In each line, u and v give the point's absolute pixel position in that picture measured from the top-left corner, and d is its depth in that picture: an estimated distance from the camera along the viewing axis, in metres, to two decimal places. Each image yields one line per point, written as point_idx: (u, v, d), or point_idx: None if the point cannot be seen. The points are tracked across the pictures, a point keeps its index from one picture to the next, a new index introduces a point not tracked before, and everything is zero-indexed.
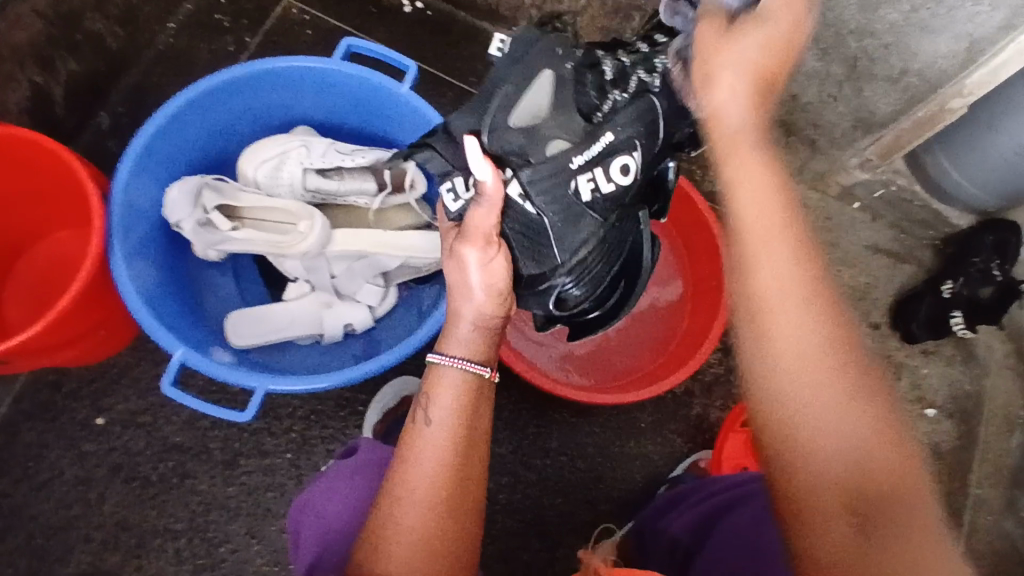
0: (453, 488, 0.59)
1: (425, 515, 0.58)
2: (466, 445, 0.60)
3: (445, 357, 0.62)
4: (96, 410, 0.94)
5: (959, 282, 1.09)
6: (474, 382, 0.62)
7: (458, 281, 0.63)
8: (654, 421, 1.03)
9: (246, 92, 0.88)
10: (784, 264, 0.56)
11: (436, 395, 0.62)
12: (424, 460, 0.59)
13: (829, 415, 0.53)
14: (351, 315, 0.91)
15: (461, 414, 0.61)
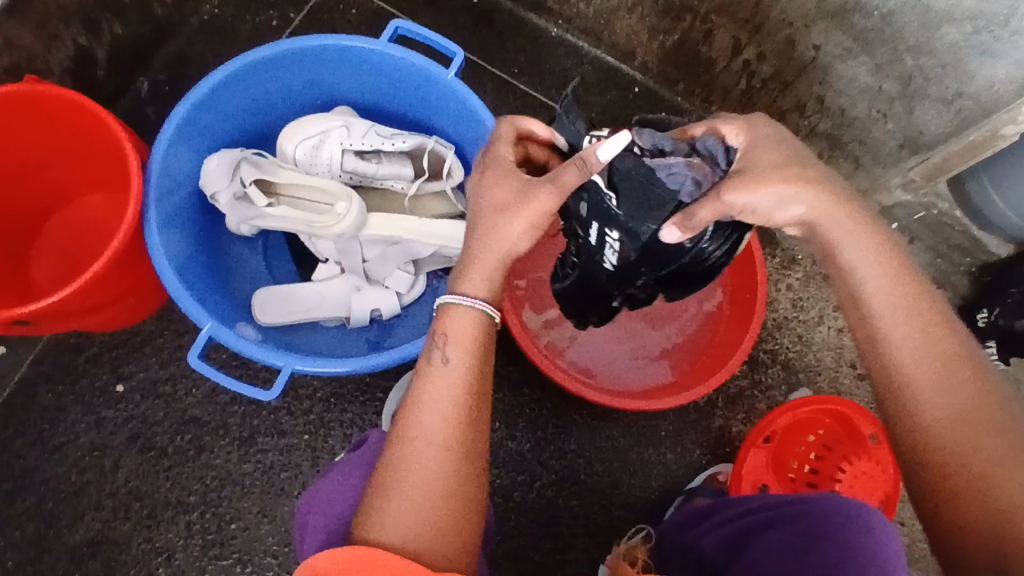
0: (468, 430, 0.58)
1: (443, 454, 0.56)
2: (477, 389, 0.59)
3: (463, 297, 0.61)
4: (116, 377, 0.94)
5: (995, 311, 1.06)
6: (485, 325, 0.62)
7: (494, 212, 0.62)
8: (675, 430, 1.02)
9: (292, 68, 0.87)
10: (880, 293, 0.59)
11: (450, 334, 0.61)
12: (436, 398, 0.58)
13: (959, 424, 0.54)
14: (379, 300, 0.90)
15: (473, 355, 0.60)
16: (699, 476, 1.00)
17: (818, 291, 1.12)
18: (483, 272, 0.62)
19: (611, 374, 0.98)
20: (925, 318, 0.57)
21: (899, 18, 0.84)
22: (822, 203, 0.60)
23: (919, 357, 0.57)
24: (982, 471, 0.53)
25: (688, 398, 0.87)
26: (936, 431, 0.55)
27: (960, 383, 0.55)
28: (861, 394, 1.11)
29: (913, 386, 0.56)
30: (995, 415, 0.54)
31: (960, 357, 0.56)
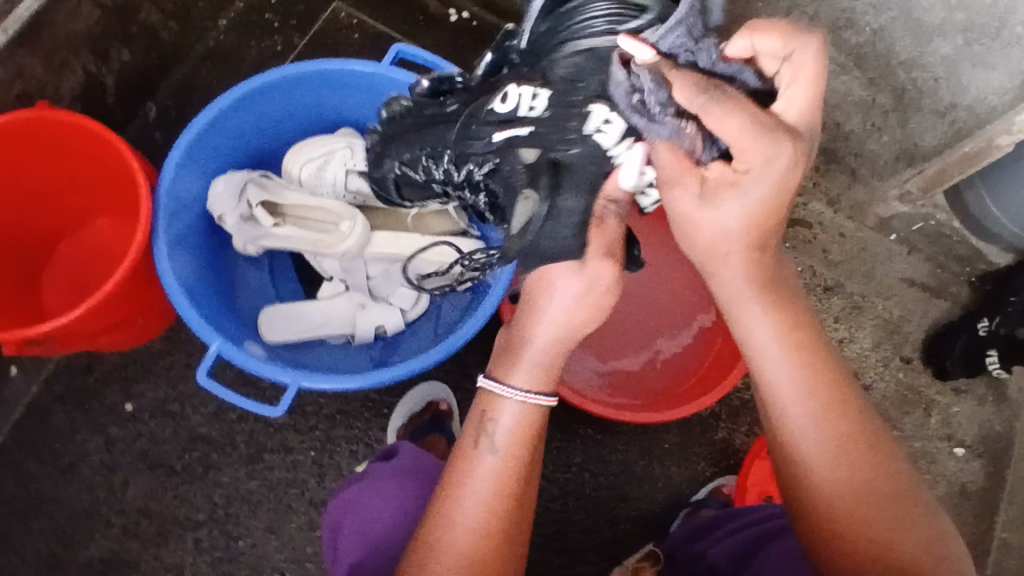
0: (510, 519, 0.59)
1: (480, 543, 0.57)
2: (521, 477, 0.60)
3: (509, 387, 0.61)
4: (126, 397, 0.95)
5: (996, 320, 1.05)
6: (536, 414, 0.61)
7: (555, 306, 0.61)
8: (678, 443, 1.02)
9: (296, 91, 0.89)
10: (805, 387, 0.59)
11: (496, 422, 0.61)
12: (478, 489, 0.58)
13: (837, 487, 0.57)
14: (383, 317, 0.91)
15: (519, 447, 0.60)
16: (704, 488, 1.00)
17: (818, 303, 1.14)
18: (531, 365, 0.61)
19: (744, 316, 0.61)
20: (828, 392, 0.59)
21: (890, 33, 0.85)
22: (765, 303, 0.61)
23: (817, 425, 0.58)
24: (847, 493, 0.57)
25: (691, 410, 0.89)
26: (825, 481, 0.58)
27: (837, 443, 0.58)
28: None
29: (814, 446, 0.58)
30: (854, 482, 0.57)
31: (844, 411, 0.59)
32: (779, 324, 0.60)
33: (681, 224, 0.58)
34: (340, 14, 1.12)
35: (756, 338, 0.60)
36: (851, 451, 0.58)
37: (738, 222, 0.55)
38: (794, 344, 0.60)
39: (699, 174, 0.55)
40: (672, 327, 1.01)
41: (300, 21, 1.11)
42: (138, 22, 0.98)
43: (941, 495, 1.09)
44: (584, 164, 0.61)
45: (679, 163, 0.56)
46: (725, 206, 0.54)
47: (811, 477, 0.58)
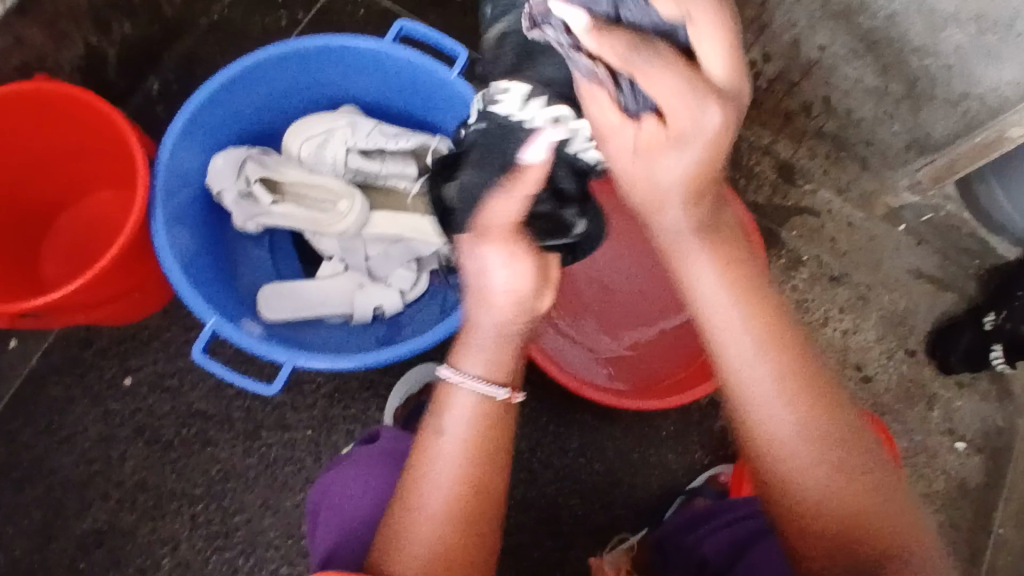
0: (475, 505, 0.58)
1: (442, 526, 0.57)
2: (482, 461, 0.59)
3: (463, 377, 0.59)
4: (124, 370, 0.95)
5: (1002, 315, 1.03)
6: (490, 405, 0.60)
7: (475, 280, 0.57)
8: (676, 431, 1.02)
9: (297, 67, 0.88)
10: (743, 313, 0.57)
11: (449, 407, 0.60)
12: (438, 476, 0.58)
13: (787, 431, 0.57)
14: (382, 298, 0.90)
15: (478, 432, 0.59)
16: (701, 476, 0.99)
17: (823, 293, 1.13)
18: (485, 353, 0.60)
19: (689, 270, 0.58)
20: (769, 333, 0.57)
21: (903, 19, 0.83)
22: (686, 233, 0.57)
23: (745, 372, 0.57)
24: (805, 445, 0.57)
25: (685, 397, 0.89)
26: (775, 439, 0.57)
27: (783, 387, 0.57)
28: (866, 396, 1.10)
29: (746, 390, 0.58)
30: (807, 423, 0.57)
31: (777, 355, 0.57)
32: (731, 286, 0.58)
33: (619, 175, 0.56)
34: None
35: (706, 312, 0.58)
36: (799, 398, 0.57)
37: (673, 180, 0.53)
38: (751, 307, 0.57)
39: (636, 126, 0.53)
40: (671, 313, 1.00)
41: None
42: None
43: (940, 489, 1.08)
44: (490, 138, 0.60)
45: (610, 119, 0.54)
46: (666, 163, 0.52)
47: (750, 410, 0.58)
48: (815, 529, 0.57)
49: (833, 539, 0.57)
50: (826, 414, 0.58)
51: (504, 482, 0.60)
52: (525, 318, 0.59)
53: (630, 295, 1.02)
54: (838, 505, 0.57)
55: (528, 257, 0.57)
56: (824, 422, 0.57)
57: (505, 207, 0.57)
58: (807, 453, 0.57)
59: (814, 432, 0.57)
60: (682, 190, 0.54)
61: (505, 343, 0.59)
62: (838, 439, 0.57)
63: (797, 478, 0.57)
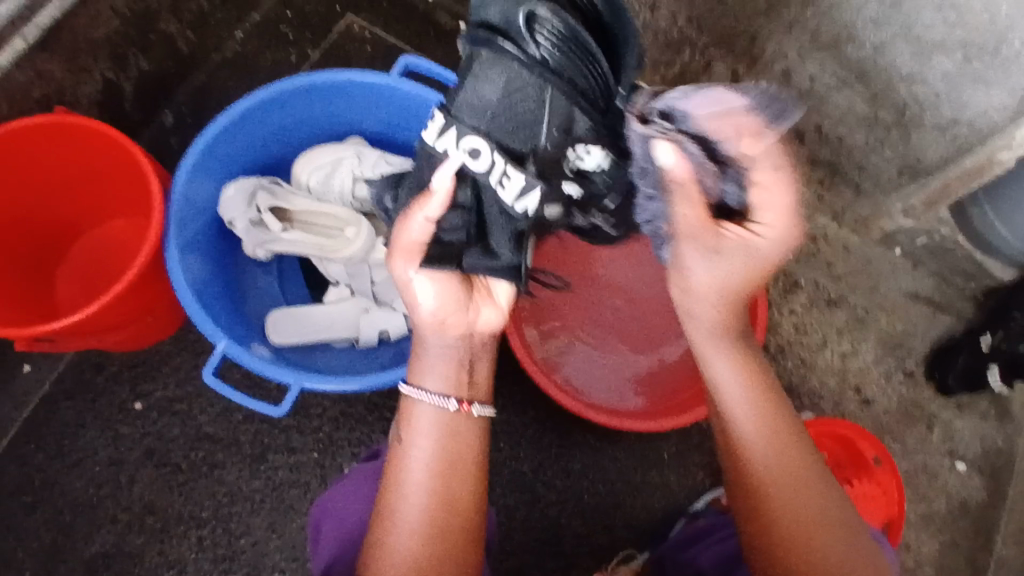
0: (444, 516, 0.61)
1: (416, 539, 0.60)
2: (448, 473, 0.62)
3: (420, 391, 0.64)
4: (135, 395, 0.98)
5: (998, 335, 1.04)
6: (447, 416, 0.64)
7: (410, 299, 0.65)
8: (677, 453, 1.03)
9: (306, 100, 0.92)
10: (746, 384, 0.67)
11: (414, 425, 0.64)
12: (409, 490, 0.61)
13: (777, 489, 0.64)
14: (386, 322, 0.93)
15: (441, 445, 0.63)
16: (702, 498, 1.00)
17: (821, 315, 1.14)
18: (437, 368, 0.65)
19: (707, 355, 0.69)
20: (766, 410, 0.66)
21: (890, 48, 0.86)
22: (704, 326, 0.68)
23: (745, 436, 0.66)
24: (792, 504, 0.63)
25: (684, 421, 0.88)
26: (770, 496, 0.64)
27: (778, 451, 0.65)
28: (866, 418, 1.11)
29: (744, 451, 0.66)
30: (795, 487, 0.64)
31: (777, 427, 0.66)
32: (734, 348, 0.68)
33: (677, 268, 0.68)
34: (354, 26, 1.15)
35: (717, 386, 0.68)
36: (792, 462, 0.64)
37: (712, 272, 0.65)
38: (746, 363, 0.68)
39: (716, 231, 0.63)
40: (672, 336, 1.02)
41: (315, 32, 1.14)
42: (157, 32, 1.01)
43: (942, 511, 1.08)
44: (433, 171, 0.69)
45: (700, 223, 0.64)
46: (703, 268, 0.65)
47: (749, 471, 0.65)
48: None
49: None
50: (817, 483, 0.64)
51: (477, 493, 0.63)
52: (464, 335, 0.66)
53: (631, 319, 1.04)
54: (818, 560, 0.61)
55: (446, 273, 0.65)
56: (813, 489, 0.64)
57: (415, 229, 0.64)
58: (795, 513, 0.63)
59: (802, 493, 0.64)
60: (714, 281, 0.65)
61: (454, 363, 0.65)
62: (807, 469, 0.65)
63: (780, 533, 0.63)
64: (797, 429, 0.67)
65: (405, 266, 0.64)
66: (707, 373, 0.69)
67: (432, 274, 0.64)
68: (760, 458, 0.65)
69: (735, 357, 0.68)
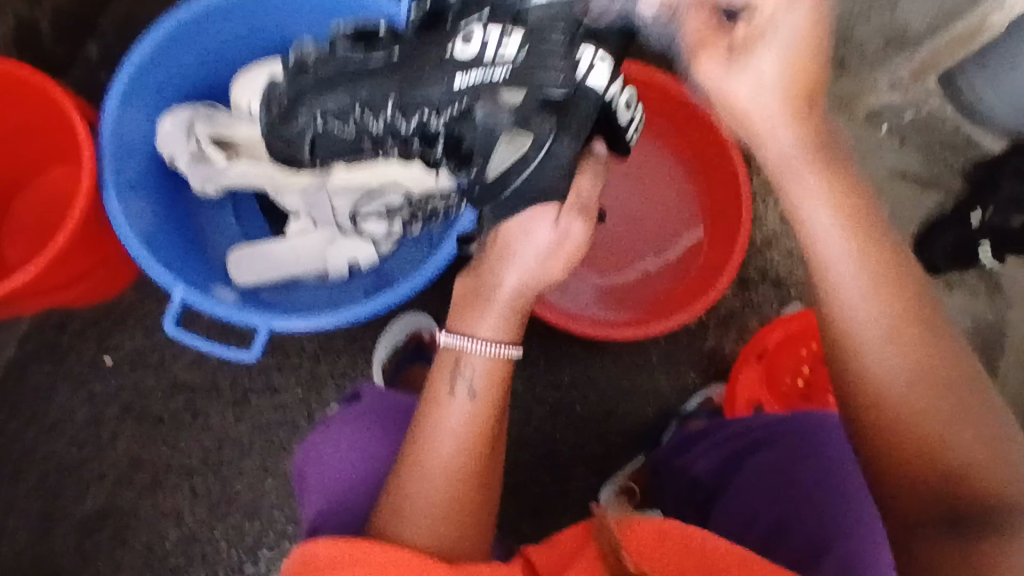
0: (479, 462, 0.59)
1: (451, 487, 0.58)
2: (487, 422, 0.60)
3: (476, 341, 0.61)
4: (103, 350, 0.94)
5: (989, 210, 1.05)
6: (500, 364, 0.61)
7: (516, 245, 0.62)
8: (666, 356, 1.02)
9: (236, 14, 0.83)
10: (849, 239, 0.53)
11: (461, 366, 0.61)
12: (449, 433, 0.59)
13: (899, 387, 0.51)
14: (355, 251, 0.88)
15: (487, 392, 0.60)
16: (694, 398, 1.00)
17: None
18: (499, 316, 0.62)
19: (796, 204, 0.54)
20: (877, 268, 0.52)
21: None
22: (788, 160, 0.54)
23: (852, 303, 0.52)
24: (922, 404, 0.51)
25: (672, 323, 0.86)
26: (885, 390, 0.51)
27: (899, 334, 0.52)
28: None
29: (851, 328, 0.52)
30: (926, 379, 0.51)
31: (899, 299, 0.52)
32: (841, 226, 0.53)
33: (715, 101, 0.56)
34: None
35: (808, 236, 0.54)
36: (922, 346, 0.51)
37: (761, 89, 0.53)
38: (870, 270, 0.52)
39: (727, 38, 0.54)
40: (652, 242, 0.99)
41: None
42: None
43: None
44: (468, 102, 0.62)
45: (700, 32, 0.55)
46: (756, 64, 0.52)
47: (861, 359, 0.52)
48: (914, 494, 0.51)
49: (936, 508, 0.50)
50: (962, 383, 0.51)
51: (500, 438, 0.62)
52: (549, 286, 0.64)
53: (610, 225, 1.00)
54: (959, 470, 0.50)
55: (576, 229, 0.62)
56: (959, 390, 0.51)
57: (588, 185, 0.62)
58: (931, 413, 0.51)
59: (939, 393, 0.51)
60: (774, 110, 0.53)
61: (515, 312, 0.62)
62: (953, 414, 0.50)
63: (897, 435, 0.51)
64: (950, 359, 0.51)
65: (546, 219, 0.61)
66: (790, 214, 0.55)
67: (570, 228, 0.61)
68: (889, 386, 0.51)
69: (833, 199, 0.53)
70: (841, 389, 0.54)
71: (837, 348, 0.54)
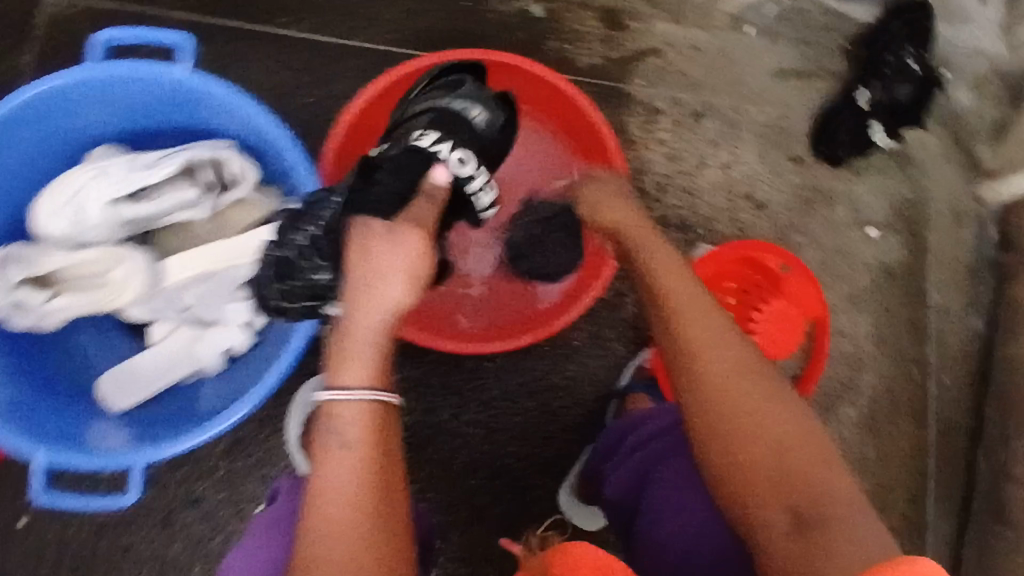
0: (384, 517, 0.52)
1: (359, 547, 0.50)
2: (382, 469, 0.53)
3: (341, 390, 0.54)
4: (11, 512, 0.88)
5: (874, 87, 1.01)
6: (378, 408, 0.55)
7: (369, 270, 0.57)
8: (588, 337, 0.97)
9: (15, 136, 0.76)
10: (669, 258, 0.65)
11: (340, 415, 0.54)
12: (337, 491, 0.51)
13: (736, 393, 0.55)
14: (225, 340, 0.82)
15: (372, 437, 0.54)
16: (626, 370, 0.96)
17: (691, 132, 1.03)
18: (365, 356, 0.56)
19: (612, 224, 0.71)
20: (712, 303, 0.59)
21: None
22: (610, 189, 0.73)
23: (698, 323, 0.58)
24: (755, 412, 0.54)
25: (575, 315, 0.81)
26: (729, 396, 0.55)
27: (738, 353, 0.56)
28: (766, 223, 1.03)
29: (696, 345, 0.57)
30: (756, 390, 0.55)
31: (734, 329, 0.58)
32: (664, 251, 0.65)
33: None
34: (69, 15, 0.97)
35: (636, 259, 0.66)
36: (755, 364, 0.56)
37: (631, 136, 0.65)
38: (712, 303, 0.60)
39: None
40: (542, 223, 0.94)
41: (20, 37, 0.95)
42: None
43: (870, 282, 1.04)
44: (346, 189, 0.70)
45: None
46: None
47: (707, 367, 0.56)
48: (757, 497, 0.52)
49: (778, 504, 0.51)
50: (787, 394, 0.55)
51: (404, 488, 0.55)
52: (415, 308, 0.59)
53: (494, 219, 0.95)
54: (796, 472, 0.51)
55: (417, 243, 0.58)
56: (786, 400, 0.55)
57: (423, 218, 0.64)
58: (763, 418, 0.54)
59: (768, 401, 0.54)
60: None
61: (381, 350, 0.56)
62: (786, 428, 0.53)
63: (733, 439, 0.53)
64: (776, 381, 0.56)
65: (386, 244, 0.57)
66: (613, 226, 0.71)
67: (409, 241, 0.58)
68: (730, 393, 0.55)
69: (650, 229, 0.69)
70: (687, 399, 0.57)
71: (684, 366, 0.57)
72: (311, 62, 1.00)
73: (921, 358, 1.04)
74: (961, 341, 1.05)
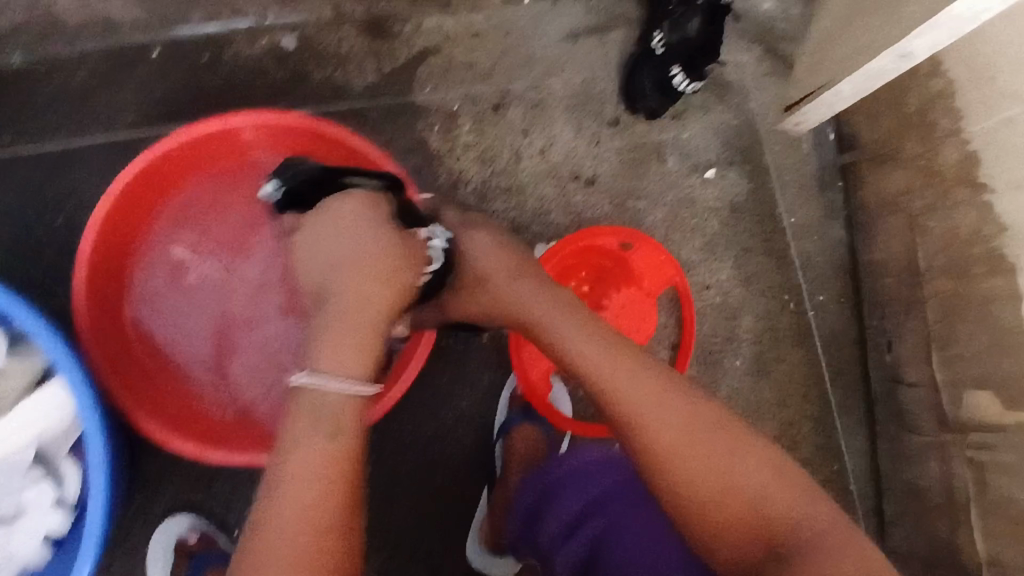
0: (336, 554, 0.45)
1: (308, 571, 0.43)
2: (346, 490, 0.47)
3: (323, 375, 0.50)
4: None
5: (665, 29, 0.93)
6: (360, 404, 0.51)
7: (319, 252, 0.55)
8: (452, 377, 0.90)
9: None
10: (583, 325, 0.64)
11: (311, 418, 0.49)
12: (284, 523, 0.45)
13: (688, 452, 0.55)
14: (36, 527, 0.72)
15: (327, 459, 0.48)
16: (502, 401, 0.90)
17: (496, 126, 0.95)
18: (342, 339, 0.52)
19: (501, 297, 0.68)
20: (638, 368, 0.59)
21: None
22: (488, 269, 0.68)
23: (634, 391, 0.58)
24: (714, 465, 0.54)
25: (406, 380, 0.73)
26: (682, 458, 0.54)
27: (678, 410, 0.56)
28: (601, 198, 0.96)
29: (638, 416, 0.57)
30: (707, 437, 0.55)
31: (668, 385, 0.58)
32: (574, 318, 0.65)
33: None
34: None
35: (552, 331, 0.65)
36: (697, 411, 0.56)
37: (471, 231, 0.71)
38: (639, 366, 0.60)
39: None
40: None
41: None
42: None
43: (721, 225, 0.99)
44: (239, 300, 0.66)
45: None
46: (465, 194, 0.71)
47: (654, 436, 0.56)
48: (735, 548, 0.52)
49: (756, 545, 0.52)
50: (736, 432, 0.56)
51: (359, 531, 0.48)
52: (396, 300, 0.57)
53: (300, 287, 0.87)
54: (766, 512, 0.52)
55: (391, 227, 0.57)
56: (738, 438, 0.56)
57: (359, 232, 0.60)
58: (723, 466, 0.54)
59: (721, 446, 0.55)
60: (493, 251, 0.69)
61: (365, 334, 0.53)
62: (745, 468, 0.54)
63: (700, 498, 0.54)
64: (721, 421, 0.56)
65: (324, 227, 0.56)
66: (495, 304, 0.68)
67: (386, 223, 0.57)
68: (682, 452, 0.55)
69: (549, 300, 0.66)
70: (646, 471, 0.56)
71: (634, 436, 0.57)
72: (60, 172, 0.88)
73: (792, 286, 1.00)
74: (827, 256, 1.02)
